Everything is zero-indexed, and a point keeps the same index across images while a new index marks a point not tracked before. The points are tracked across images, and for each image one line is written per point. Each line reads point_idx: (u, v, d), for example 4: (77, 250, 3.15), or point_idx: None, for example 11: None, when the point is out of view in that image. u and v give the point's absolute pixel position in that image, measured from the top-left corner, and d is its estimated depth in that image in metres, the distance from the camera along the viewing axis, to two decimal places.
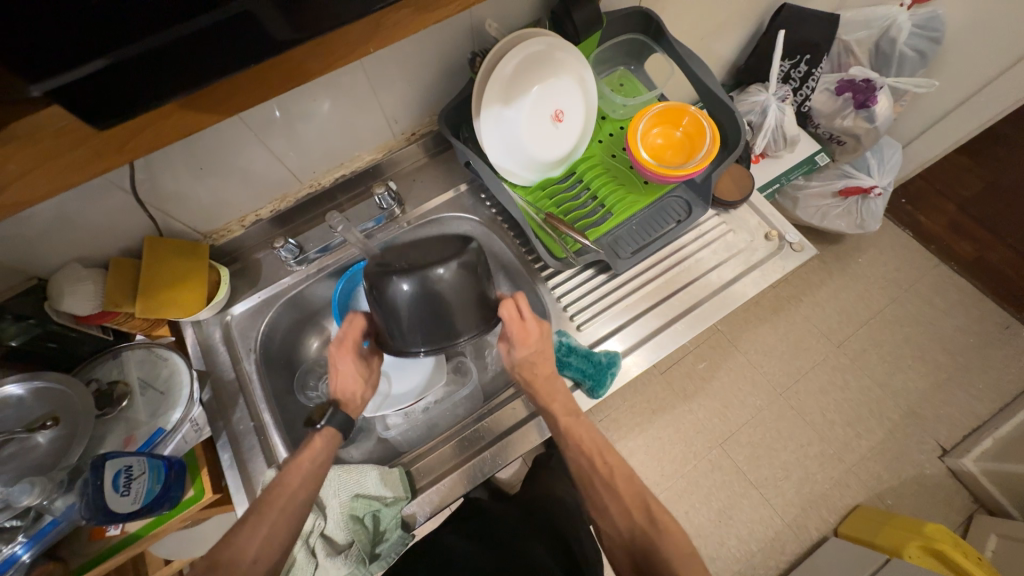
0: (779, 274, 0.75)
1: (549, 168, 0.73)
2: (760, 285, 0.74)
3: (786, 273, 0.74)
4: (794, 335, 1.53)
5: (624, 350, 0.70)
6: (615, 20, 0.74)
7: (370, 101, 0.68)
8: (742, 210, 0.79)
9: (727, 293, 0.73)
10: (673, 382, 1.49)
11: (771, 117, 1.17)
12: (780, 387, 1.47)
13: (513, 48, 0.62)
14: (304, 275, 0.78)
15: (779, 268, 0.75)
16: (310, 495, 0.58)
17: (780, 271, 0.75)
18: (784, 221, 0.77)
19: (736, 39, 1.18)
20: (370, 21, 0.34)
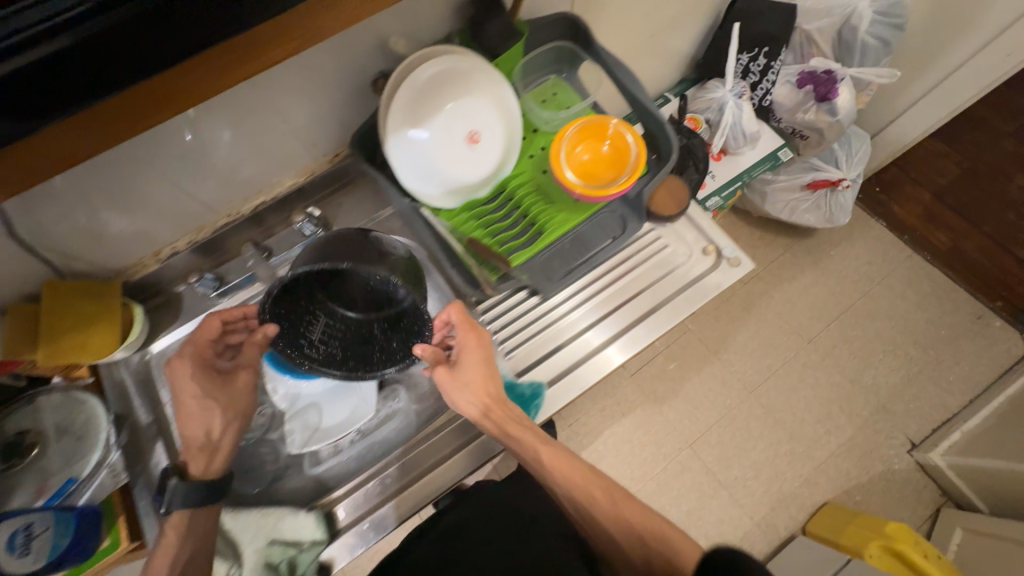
0: (716, 291, 0.73)
1: (473, 190, 0.70)
2: (695, 304, 0.72)
3: (722, 290, 0.72)
4: (765, 333, 1.51)
5: (550, 381, 0.68)
6: (537, 28, 0.70)
7: (278, 126, 0.65)
8: (679, 224, 0.76)
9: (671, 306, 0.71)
10: (643, 384, 1.48)
11: (728, 114, 1.14)
12: (749, 386, 1.46)
13: (416, 67, 0.60)
14: (228, 307, 0.75)
15: (716, 285, 0.72)
16: None
17: (717, 288, 0.72)
18: (722, 235, 0.74)
19: (690, 34, 1.13)
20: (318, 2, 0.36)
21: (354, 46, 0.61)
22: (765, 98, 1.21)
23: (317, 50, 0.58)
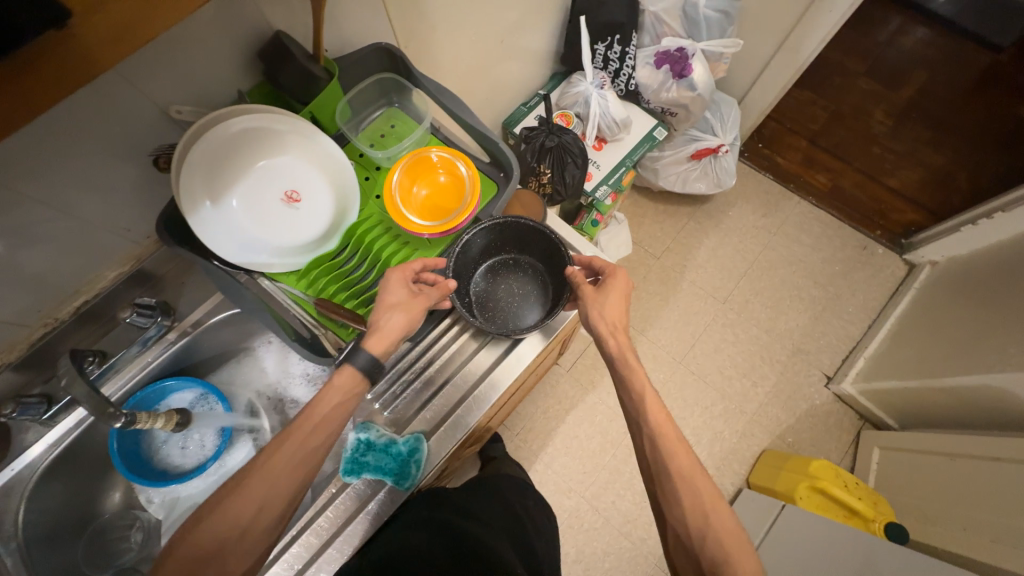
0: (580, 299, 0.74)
1: (314, 247, 0.67)
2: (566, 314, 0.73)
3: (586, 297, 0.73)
4: (683, 303, 1.56)
5: (428, 431, 0.67)
6: (347, 65, 0.67)
7: (69, 223, 0.58)
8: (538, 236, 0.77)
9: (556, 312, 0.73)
10: (580, 377, 1.49)
11: (593, 106, 1.17)
12: (678, 356, 1.51)
13: (204, 135, 0.55)
14: (73, 426, 0.68)
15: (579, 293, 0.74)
16: None
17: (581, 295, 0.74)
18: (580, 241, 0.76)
19: (544, 31, 1.12)
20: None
21: (129, 123, 0.54)
22: (630, 83, 1.24)
23: (77, 138, 0.51)
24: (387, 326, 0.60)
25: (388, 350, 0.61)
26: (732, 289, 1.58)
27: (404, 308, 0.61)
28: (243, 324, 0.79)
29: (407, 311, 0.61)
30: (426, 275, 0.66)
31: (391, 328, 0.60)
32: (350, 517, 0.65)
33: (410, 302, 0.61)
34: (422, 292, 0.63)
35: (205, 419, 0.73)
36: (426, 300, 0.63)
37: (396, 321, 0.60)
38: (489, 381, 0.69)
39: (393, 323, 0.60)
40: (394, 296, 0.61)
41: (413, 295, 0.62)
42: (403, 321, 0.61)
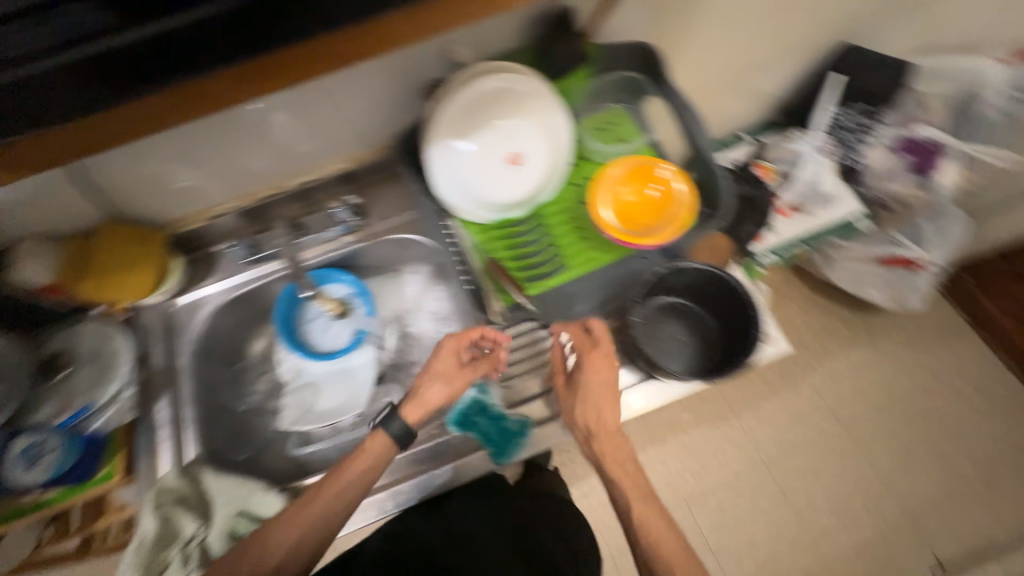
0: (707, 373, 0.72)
1: (506, 211, 0.68)
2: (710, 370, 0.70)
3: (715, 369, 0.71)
4: (795, 405, 1.39)
5: (539, 420, 0.67)
6: (607, 53, 0.66)
7: (333, 113, 0.67)
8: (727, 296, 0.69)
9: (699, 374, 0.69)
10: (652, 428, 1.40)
11: (805, 168, 1.06)
12: (766, 457, 1.35)
13: (477, 75, 0.59)
14: (256, 275, 0.78)
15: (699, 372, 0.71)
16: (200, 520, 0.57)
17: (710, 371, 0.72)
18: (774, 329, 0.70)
19: (780, 78, 1.05)
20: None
21: (416, 47, 0.61)
22: (848, 159, 1.09)
23: None
24: (435, 388, 0.65)
25: (422, 417, 0.64)
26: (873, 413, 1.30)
27: (443, 375, 0.65)
28: (408, 247, 0.83)
29: (462, 377, 0.66)
30: (483, 341, 0.67)
31: (429, 398, 0.64)
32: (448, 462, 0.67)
33: (450, 373, 0.65)
34: (471, 365, 0.67)
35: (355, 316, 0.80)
36: (472, 373, 0.66)
37: (433, 394, 0.64)
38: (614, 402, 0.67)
39: (451, 392, 0.65)
40: (437, 368, 0.65)
41: (461, 354, 0.66)
42: (446, 394, 0.65)
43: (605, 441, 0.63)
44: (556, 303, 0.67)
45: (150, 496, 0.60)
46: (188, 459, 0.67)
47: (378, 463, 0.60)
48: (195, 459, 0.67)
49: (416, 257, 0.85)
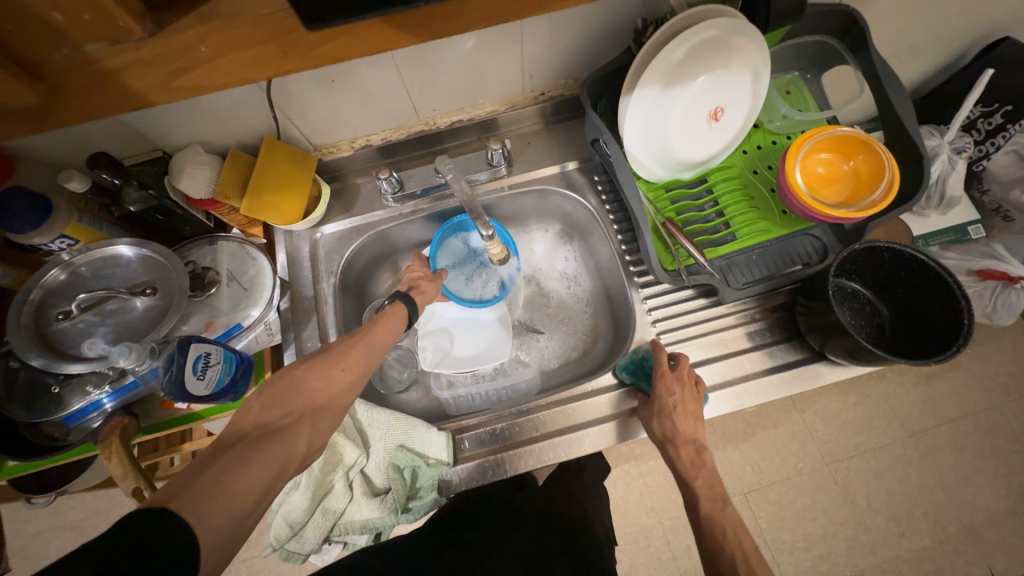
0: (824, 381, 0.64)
1: (681, 170, 0.66)
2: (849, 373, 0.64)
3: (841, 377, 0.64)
4: (864, 410, 1.25)
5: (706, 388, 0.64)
6: (809, 15, 0.63)
7: (512, 49, 0.63)
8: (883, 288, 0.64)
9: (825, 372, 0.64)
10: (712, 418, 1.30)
11: (936, 167, 1.01)
12: (828, 456, 1.23)
13: (707, 21, 0.53)
14: (396, 213, 0.76)
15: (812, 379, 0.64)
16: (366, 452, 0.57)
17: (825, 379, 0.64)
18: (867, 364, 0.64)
19: (926, 64, 0.97)
20: None
21: None
22: (977, 163, 1.08)
23: None
24: (666, 434, 0.59)
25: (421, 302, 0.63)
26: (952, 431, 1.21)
27: (673, 421, 0.58)
28: (547, 199, 0.79)
29: (676, 422, 0.58)
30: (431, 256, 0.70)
31: (691, 458, 0.58)
32: (615, 416, 0.63)
33: (679, 419, 0.58)
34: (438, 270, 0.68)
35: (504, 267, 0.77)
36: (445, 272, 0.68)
37: (426, 288, 0.65)
38: (780, 378, 0.64)
39: (686, 447, 0.58)
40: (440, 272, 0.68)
41: (686, 406, 0.59)
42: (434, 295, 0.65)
43: (700, 479, 0.58)
44: (724, 269, 0.65)
45: None
46: None
47: (393, 323, 0.58)
48: None
49: (552, 213, 0.82)
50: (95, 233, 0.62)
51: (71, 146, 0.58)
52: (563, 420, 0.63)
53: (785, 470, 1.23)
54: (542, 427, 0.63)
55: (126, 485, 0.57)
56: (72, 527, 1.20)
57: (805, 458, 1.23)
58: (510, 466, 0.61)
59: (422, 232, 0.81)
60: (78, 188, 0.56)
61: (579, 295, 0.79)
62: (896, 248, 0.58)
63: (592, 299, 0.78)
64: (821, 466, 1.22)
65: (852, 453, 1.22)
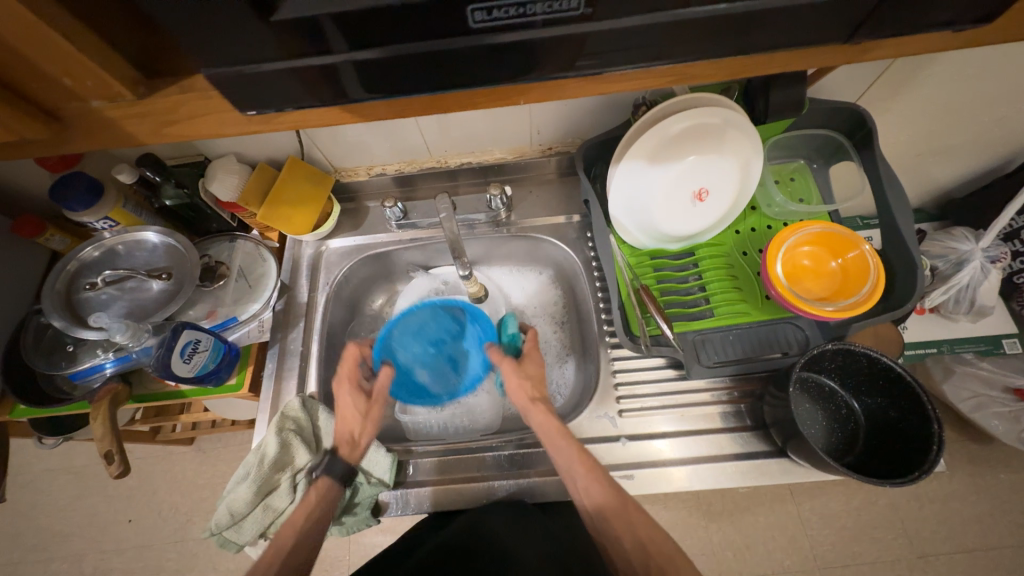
0: (790, 478, 0.61)
1: (665, 241, 0.68)
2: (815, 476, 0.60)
3: (805, 478, 0.61)
4: (865, 517, 1.07)
5: (660, 461, 0.63)
6: (816, 111, 0.64)
7: (522, 107, 0.68)
8: (861, 393, 0.61)
9: (789, 467, 0.61)
10: (700, 494, 1.14)
11: (964, 274, 0.94)
12: (819, 560, 1.06)
13: (693, 109, 0.55)
14: (398, 238, 0.82)
15: (772, 475, 0.61)
16: None
17: (789, 477, 0.61)
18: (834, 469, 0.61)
19: (967, 167, 0.93)
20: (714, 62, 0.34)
21: None
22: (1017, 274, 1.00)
23: None
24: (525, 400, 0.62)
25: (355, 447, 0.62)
26: (973, 568, 1.02)
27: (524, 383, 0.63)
28: (540, 247, 0.82)
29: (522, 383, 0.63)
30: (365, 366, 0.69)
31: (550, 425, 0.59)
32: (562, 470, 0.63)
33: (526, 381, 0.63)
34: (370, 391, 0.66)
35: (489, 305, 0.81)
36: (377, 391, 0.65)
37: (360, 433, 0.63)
38: (742, 466, 0.62)
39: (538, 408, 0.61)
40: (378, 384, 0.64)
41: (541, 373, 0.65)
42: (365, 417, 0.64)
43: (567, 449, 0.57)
44: (696, 345, 0.64)
45: (276, 419, 0.64)
46: (307, 392, 0.71)
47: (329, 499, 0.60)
48: (314, 394, 0.71)
49: (545, 260, 0.84)
50: (134, 218, 0.70)
51: None
52: (507, 466, 0.64)
53: (768, 566, 1.07)
54: (486, 468, 0.64)
55: (101, 446, 0.62)
56: (78, 469, 1.31)
57: (793, 557, 1.07)
58: (448, 500, 0.63)
59: (420, 259, 0.86)
60: (126, 179, 0.65)
61: (556, 344, 0.81)
62: (875, 355, 0.56)
63: (569, 350, 0.79)
64: (811, 568, 1.05)
65: (848, 562, 1.05)
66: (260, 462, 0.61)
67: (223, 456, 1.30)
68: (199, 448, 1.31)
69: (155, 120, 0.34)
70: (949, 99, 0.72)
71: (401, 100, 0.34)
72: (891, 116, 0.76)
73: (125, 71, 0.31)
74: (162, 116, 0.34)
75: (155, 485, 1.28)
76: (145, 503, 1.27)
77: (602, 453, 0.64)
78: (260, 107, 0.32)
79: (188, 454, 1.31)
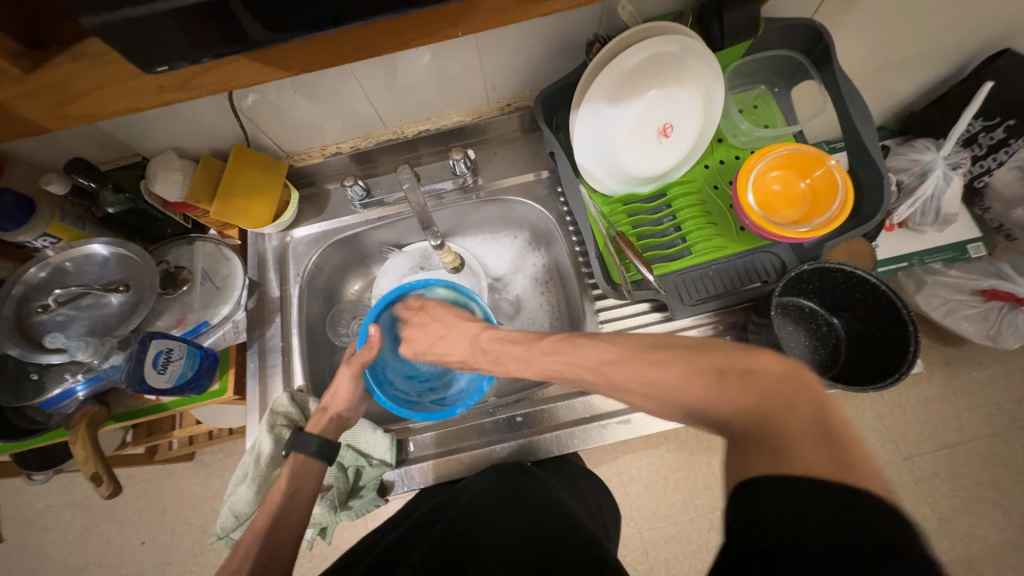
0: None
1: (637, 184, 0.67)
2: None
3: None
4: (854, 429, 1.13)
5: None
6: (773, 30, 0.62)
7: (473, 63, 0.64)
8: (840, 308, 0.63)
9: None
10: None
11: (929, 183, 0.96)
12: None
13: (647, 40, 0.53)
14: (365, 218, 0.79)
15: None
16: (307, 450, 0.59)
17: None
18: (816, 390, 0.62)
19: (926, 76, 0.93)
20: None
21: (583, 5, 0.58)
22: (978, 179, 1.02)
23: None
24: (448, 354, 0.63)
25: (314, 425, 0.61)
26: (954, 461, 1.09)
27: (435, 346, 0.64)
28: (512, 209, 0.80)
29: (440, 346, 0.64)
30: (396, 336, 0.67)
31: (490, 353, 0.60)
32: (561, 426, 0.64)
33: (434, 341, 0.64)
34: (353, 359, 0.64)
35: (469, 276, 0.80)
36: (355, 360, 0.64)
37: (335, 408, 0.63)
38: None
39: (478, 351, 0.61)
40: (359, 355, 0.64)
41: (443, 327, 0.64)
42: (350, 398, 0.63)
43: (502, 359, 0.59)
44: (678, 284, 0.64)
45: (266, 417, 0.63)
46: (295, 386, 0.70)
47: None
48: (302, 387, 0.70)
49: (519, 222, 0.83)
50: (77, 232, 0.66)
51: (53, 150, 0.63)
52: (503, 428, 0.64)
53: None
54: (486, 434, 0.64)
55: (87, 469, 0.60)
56: (81, 501, 1.28)
57: None
58: (452, 471, 0.63)
59: (393, 238, 0.83)
60: (58, 191, 0.60)
61: (541, 305, 0.80)
62: (849, 269, 0.58)
63: (555, 308, 0.79)
64: None
65: None
66: (256, 461, 0.60)
67: (228, 466, 1.29)
68: (201, 462, 1.30)
69: (49, 98, 0.35)
70: (906, 4, 0.71)
71: (339, 33, 0.34)
72: (851, 29, 0.75)
73: (4, 44, 0.32)
74: (57, 92, 0.34)
75: (163, 504, 1.27)
76: (157, 524, 1.25)
77: (598, 401, 0.64)
78: (171, 62, 0.31)
79: (191, 469, 1.29)
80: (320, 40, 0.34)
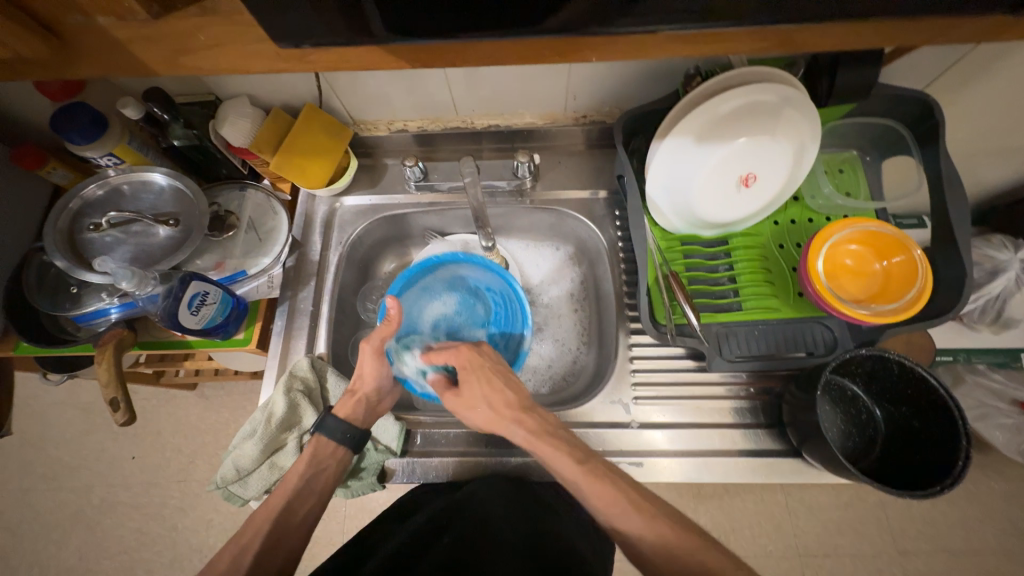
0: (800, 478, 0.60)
1: (701, 227, 0.64)
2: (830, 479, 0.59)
3: (818, 479, 0.60)
4: (853, 510, 1.09)
5: (674, 451, 0.62)
6: (882, 98, 0.58)
7: (561, 70, 0.62)
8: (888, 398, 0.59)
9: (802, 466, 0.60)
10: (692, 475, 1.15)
11: (997, 283, 0.91)
12: (801, 547, 1.08)
13: (749, 87, 0.51)
14: (416, 200, 0.78)
15: (783, 472, 0.60)
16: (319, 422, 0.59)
17: (799, 475, 0.60)
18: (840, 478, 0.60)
19: (1016, 173, 0.88)
20: (759, 33, 0.33)
21: None
22: None
23: None
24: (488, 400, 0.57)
25: (350, 415, 0.60)
26: (952, 567, 1.05)
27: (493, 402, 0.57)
28: (564, 222, 0.78)
29: (494, 417, 0.56)
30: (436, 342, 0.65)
31: (552, 452, 0.52)
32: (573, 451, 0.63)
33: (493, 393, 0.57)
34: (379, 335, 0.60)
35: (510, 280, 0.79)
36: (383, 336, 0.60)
37: (359, 386, 0.60)
38: (753, 461, 0.60)
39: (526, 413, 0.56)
40: (378, 331, 0.60)
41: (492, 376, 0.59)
42: (378, 378, 0.61)
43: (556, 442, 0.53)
44: (720, 337, 0.61)
45: (285, 378, 0.63)
46: (315, 352, 0.69)
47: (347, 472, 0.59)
48: (322, 355, 0.69)
49: (568, 235, 0.81)
50: (140, 157, 0.67)
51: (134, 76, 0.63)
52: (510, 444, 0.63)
53: (752, 550, 1.09)
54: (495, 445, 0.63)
55: (107, 393, 0.60)
56: (85, 405, 1.33)
57: (777, 543, 1.09)
58: (455, 473, 0.62)
59: (437, 225, 0.82)
60: (131, 115, 0.60)
61: (572, 322, 0.78)
62: (912, 362, 0.54)
63: (586, 328, 0.77)
64: (791, 556, 1.08)
65: (829, 552, 1.07)
66: (268, 421, 0.60)
67: (227, 404, 1.32)
68: (202, 394, 1.33)
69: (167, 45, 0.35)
70: None
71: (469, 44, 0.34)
72: (959, 112, 0.70)
73: None
74: (177, 40, 0.35)
75: (158, 426, 1.30)
76: (149, 443, 1.29)
77: (613, 436, 0.63)
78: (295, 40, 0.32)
79: (192, 399, 1.32)
80: (430, 51, 0.34)
